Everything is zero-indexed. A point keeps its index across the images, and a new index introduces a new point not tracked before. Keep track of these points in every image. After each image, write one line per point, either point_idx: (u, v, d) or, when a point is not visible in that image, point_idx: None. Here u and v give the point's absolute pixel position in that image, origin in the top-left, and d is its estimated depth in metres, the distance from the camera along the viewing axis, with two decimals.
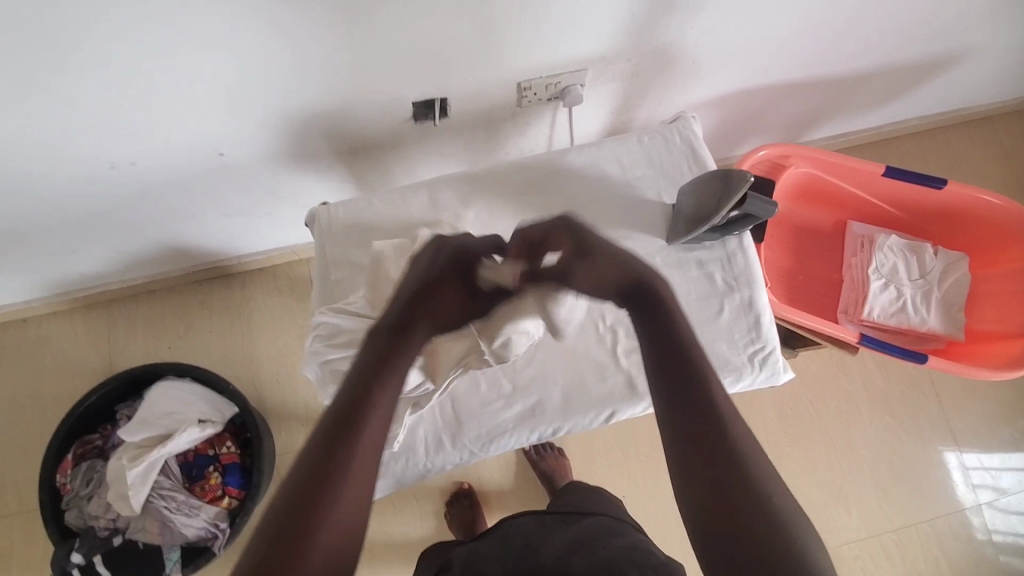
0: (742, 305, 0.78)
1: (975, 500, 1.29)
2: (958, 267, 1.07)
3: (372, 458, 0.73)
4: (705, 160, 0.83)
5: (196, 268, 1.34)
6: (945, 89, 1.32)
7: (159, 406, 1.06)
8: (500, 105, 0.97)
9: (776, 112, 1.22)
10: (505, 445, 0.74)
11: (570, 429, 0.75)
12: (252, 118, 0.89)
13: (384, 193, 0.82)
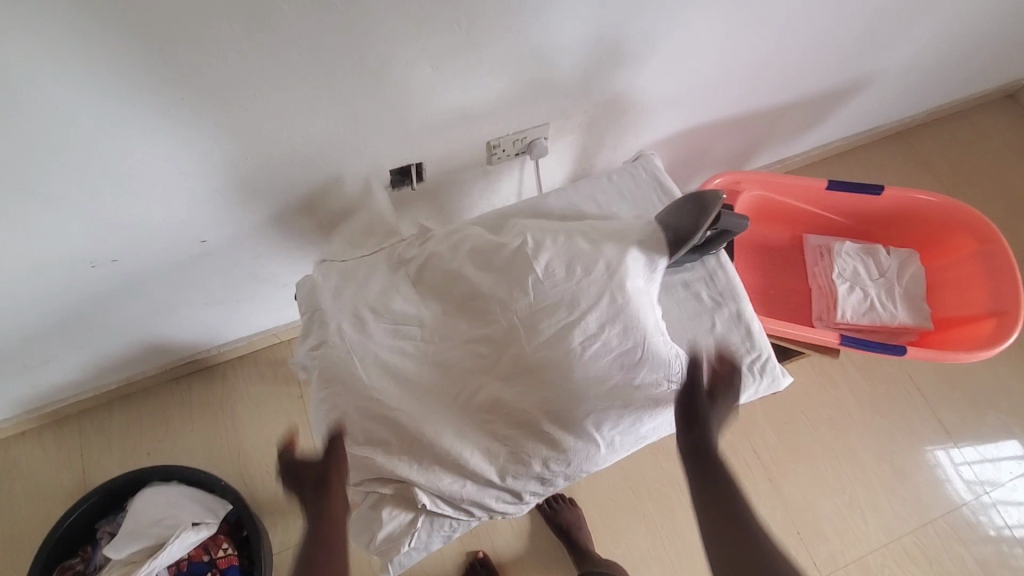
0: (732, 318, 0.81)
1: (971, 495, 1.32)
2: (912, 262, 1.15)
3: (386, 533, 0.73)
4: (671, 188, 0.89)
5: (173, 365, 1.29)
6: (859, 111, 1.48)
7: (148, 515, 0.99)
8: (471, 164, 1.02)
9: (720, 146, 1.33)
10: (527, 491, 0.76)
11: (584, 468, 0.77)
12: (234, 200, 0.91)
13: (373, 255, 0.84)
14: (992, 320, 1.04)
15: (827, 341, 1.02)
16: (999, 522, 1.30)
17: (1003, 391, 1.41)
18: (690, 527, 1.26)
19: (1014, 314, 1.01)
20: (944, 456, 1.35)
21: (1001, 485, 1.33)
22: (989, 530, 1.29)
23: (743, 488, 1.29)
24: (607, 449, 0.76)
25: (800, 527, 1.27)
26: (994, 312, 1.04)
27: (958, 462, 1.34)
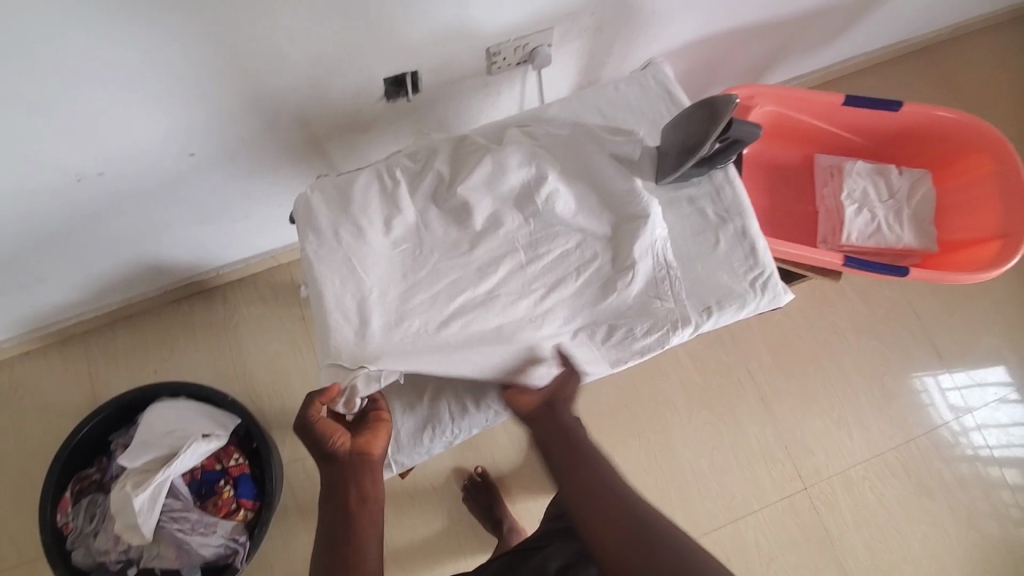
0: (737, 235, 0.79)
1: (959, 426, 1.35)
2: (925, 182, 1.12)
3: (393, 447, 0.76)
4: (680, 99, 0.85)
5: (171, 286, 1.29)
6: (884, 22, 1.39)
7: (159, 428, 1.03)
8: (470, 74, 0.97)
9: (733, 59, 1.25)
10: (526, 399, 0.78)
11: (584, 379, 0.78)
12: (221, 111, 0.86)
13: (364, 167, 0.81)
14: (998, 243, 1.03)
15: (831, 262, 1.00)
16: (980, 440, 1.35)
17: (997, 317, 1.42)
18: (682, 442, 1.30)
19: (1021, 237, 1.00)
20: (933, 378, 1.38)
21: (985, 406, 1.37)
22: (972, 452, 1.34)
23: (734, 406, 1.33)
24: (603, 360, 0.78)
25: (789, 443, 1.32)
26: (1001, 235, 1.03)
27: (946, 390, 1.37)
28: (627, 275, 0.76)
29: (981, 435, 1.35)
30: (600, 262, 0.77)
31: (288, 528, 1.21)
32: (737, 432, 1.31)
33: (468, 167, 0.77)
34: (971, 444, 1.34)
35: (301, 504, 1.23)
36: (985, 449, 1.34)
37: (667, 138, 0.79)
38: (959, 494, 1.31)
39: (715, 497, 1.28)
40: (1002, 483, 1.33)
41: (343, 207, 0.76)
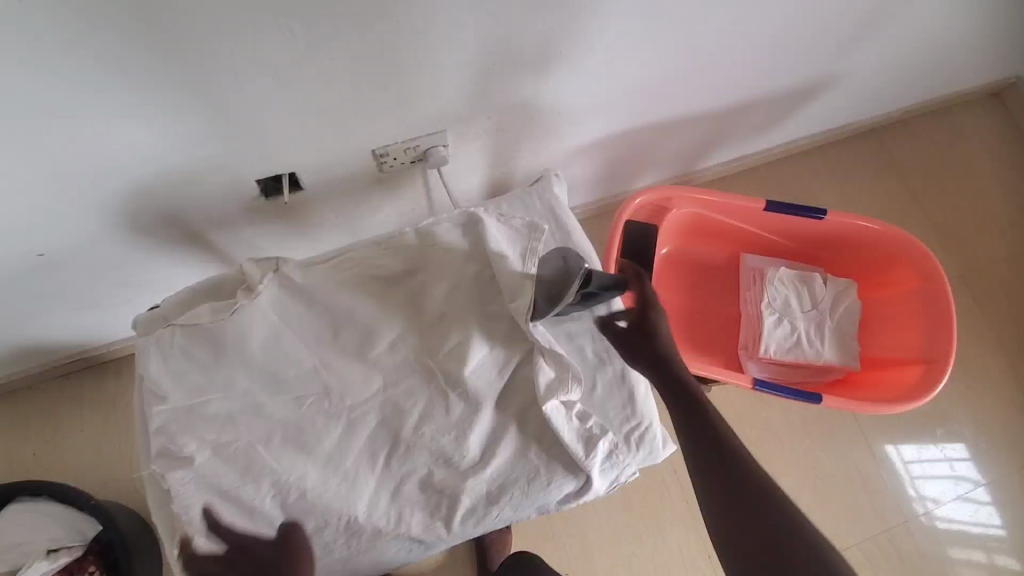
0: (615, 379, 0.73)
1: (918, 493, 1.32)
2: (849, 293, 1.07)
3: None
4: (569, 224, 0.80)
5: (58, 362, 1.21)
6: (824, 110, 1.35)
7: (5, 538, 0.94)
8: (358, 173, 0.90)
9: (659, 150, 1.20)
10: (371, 557, 0.70)
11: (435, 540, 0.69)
12: (67, 212, 0.80)
13: (202, 285, 0.72)
14: (920, 367, 0.97)
15: (740, 383, 0.93)
16: (920, 548, 1.28)
17: (935, 417, 1.37)
18: (599, 549, 1.22)
19: (942, 365, 0.94)
20: (869, 482, 1.32)
21: (942, 476, 1.33)
22: (930, 522, 1.30)
23: (658, 510, 1.25)
24: (458, 523, 0.69)
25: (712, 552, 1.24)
26: (923, 359, 0.97)
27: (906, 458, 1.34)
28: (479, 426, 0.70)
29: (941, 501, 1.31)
30: (458, 412, 0.70)
31: None
32: (659, 539, 1.23)
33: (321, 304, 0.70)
34: (929, 514, 1.30)
35: None
36: (945, 518, 1.30)
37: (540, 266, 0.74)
38: None
39: None
40: None
41: (173, 341, 0.67)
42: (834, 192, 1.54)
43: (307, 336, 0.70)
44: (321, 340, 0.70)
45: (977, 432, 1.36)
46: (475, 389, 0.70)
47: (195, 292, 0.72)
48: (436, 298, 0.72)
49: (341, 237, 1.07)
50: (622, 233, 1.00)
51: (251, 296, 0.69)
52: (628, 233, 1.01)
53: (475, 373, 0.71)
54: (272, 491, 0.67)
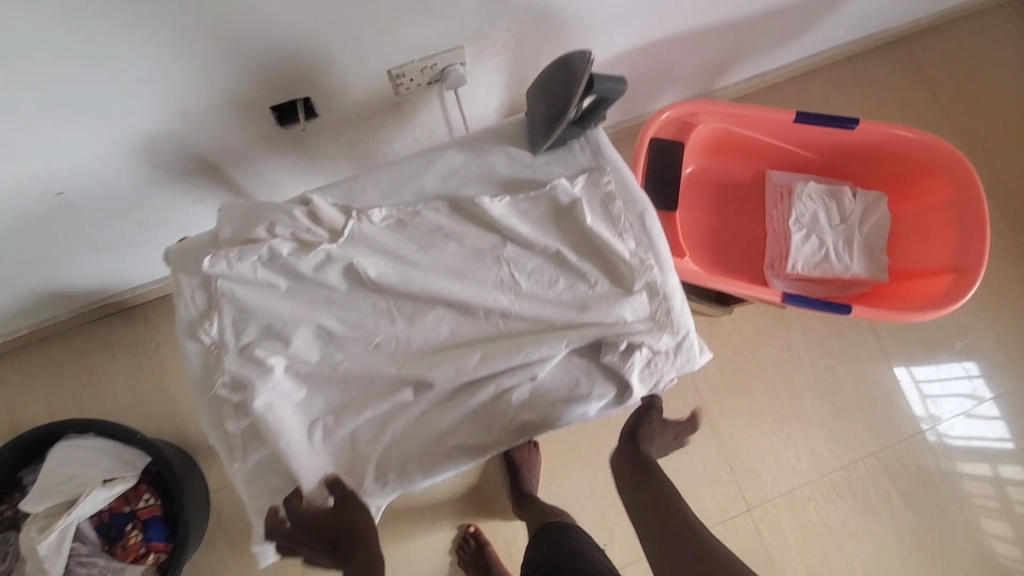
0: (649, 292, 0.72)
1: (924, 411, 1.34)
2: (879, 205, 1.05)
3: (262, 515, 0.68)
4: (598, 138, 0.76)
5: (85, 308, 1.22)
6: (855, 15, 1.27)
7: (61, 472, 0.98)
8: (375, 96, 0.87)
9: (682, 64, 1.15)
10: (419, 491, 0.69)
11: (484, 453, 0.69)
12: (84, 154, 0.77)
13: (232, 212, 0.72)
14: (950, 276, 0.96)
15: (768, 299, 0.94)
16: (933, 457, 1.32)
17: (931, 364, 1.36)
18: None
19: (974, 272, 0.93)
20: (888, 396, 1.34)
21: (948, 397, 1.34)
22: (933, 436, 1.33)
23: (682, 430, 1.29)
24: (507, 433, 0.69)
25: (737, 466, 1.29)
26: (953, 268, 0.96)
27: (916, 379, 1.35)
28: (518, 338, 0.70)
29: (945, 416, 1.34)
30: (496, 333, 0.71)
31: (219, 558, 1.20)
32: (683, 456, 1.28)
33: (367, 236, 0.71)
34: (932, 433, 1.33)
35: (230, 534, 1.21)
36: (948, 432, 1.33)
37: (531, 109, 0.71)
38: (907, 514, 1.30)
39: None
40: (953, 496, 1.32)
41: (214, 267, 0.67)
42: (859, 106, 1.48)
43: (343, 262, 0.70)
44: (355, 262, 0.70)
45: (996, 344, 1.37)
46: (508, 308, 0.71)
47: (254, 205, 0.72)
48: (470, 219, 0.73)
49: (357, 170, 1.05)
50: (647, 151, 0.97)
51: (330, 235, 0.70)
52: (652, 151, 0.98)
53: (510, 291, 0.72)
54: (322, 414, 0.69)
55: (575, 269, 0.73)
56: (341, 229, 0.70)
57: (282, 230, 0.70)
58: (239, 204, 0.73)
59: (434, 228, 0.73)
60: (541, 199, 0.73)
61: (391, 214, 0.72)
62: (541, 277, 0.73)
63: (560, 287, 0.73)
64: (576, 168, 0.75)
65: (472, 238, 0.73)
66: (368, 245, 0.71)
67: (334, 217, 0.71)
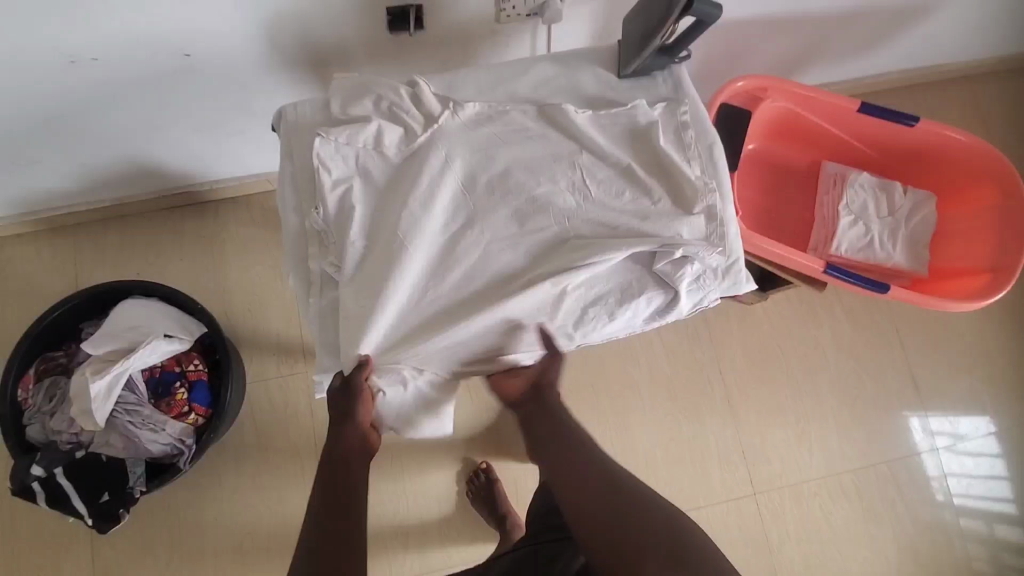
0: (707, 216, 0.76)
1: (938, 471, 1.34)
2: (927, 204, 1.09)
3: (325, 351, 0.74)
4: (682, 73, 0.82)
5: (164, 193, 1.31)
6: (925, 38, 1.33)
7: (127, 321, 1.05)
8: (477, 18, 0.95)
9: (756, 52, 1.21)
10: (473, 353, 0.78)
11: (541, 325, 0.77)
12: (218, 18, 0.86)
13: (345, 83, 0.80)
14: (986, 276, 1.00)
15: (811, 267, 0.99)
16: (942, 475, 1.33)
17: (943, 414, 1.36)
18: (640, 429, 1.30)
19: (1009, 273, 0.98)
20: (907, 410, 1.36)
21: (960, 457, 1.35)
22: (946, 495, 1.33)
23: (699, 404, 1.32)
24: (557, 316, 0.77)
25: (747, 449, 1.31)
26: (990, 269, 1.01)
27: (929, 433, 1.35)
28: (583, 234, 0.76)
29: (957, 474, 1.34)
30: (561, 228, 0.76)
31: (241, 445, 1.26)
32: (696, 429, 1.30)
33: (460, 127, 0.76)
34: (943, 494, 1.33)
35: (256, 426, 1.27)
36: (959, 492, 1.33)
37: (628, 28, 0.79)
38: (908, 526, 1.31)
39: (664, 486, 1.27)
40: (958, 520, 1.32)
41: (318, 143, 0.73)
42: None
43: (435, 143, 0.75)
44: (446, 140, 0.75)
45: (1021, 380, 1.39)
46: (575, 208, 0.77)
47: (363, 81, 0.79)
48: (556, 124, 0.78)
49: None
50: (716, 114, 1.04)
51: (428, 126, 0.76)
52: (721, 116, 1.05)
53: (581, 195, 0.77)
54: (388, 271, 0.71)
55: (642, 183, 0.77)
56: (436, 125, 0.76)
57: (388, 104, 0.77)
58: (348, 83, 0.80)
59: (521, 126, 0.78)
60: (621, 117, 0.79)
61: (483, 110, 0.77)
62: (613, 185, 0.77)
63: (626, 199, 0.77)
64: (658, 96, 0.81)
65: (553, 141, 0.78)
66: (461, 130, 0.76)
67: (432, 108, 0.77)
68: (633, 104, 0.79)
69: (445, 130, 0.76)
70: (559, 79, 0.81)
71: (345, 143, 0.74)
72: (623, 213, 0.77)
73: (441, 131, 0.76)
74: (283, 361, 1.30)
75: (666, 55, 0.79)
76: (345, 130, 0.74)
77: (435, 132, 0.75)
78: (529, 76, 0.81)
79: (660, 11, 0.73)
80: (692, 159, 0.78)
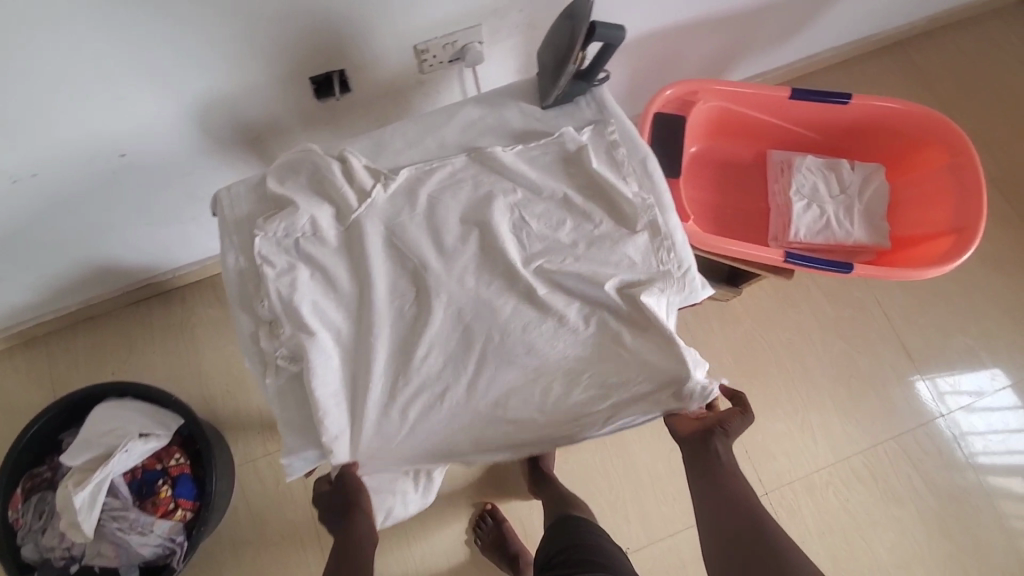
0: (651, 231, 0.76)
1: (955, 431, 1.31)
2: (877, 176, 1.10)
3: None
4: (604, 94, 0.83)
5: (129, 288, 1.31)
6: (846, 15, 1.36)
7: (101, 426, 1.04)
8: (401, 72, 0.97)
9: (685, 57, 1.23)
10: (431, 426, 0.70)
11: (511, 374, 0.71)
12: (145, 114, 0.87)
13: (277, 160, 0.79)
14: (951, 238, 0.99)
15: (771, 258, 0.98)
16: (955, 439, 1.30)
17: (948, 372, 1.34)
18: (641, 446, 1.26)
19: (972, 232, 0.96)
20: (906, 380, 1.34)
21: (977, 412, 1.32)
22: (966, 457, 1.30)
23: None
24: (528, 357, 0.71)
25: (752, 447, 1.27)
26: (953, 230, 0.99)
27: (939, 394, 1.33)
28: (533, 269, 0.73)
29: (974, 429, 1.31)
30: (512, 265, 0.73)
31: (239, 532, 1.22)
32: None
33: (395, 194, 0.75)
34: (965, 454, 1.30)
35: (252, 508, 1.24)
36: (979, 448, 1.31)
37: (542, 60, 0.80)
38: (929, 498, 1.27)
39: (675, 500, 1.23)
40: (979, 484, 1.29)
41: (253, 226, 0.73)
42: None
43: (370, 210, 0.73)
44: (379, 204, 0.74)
45: (1013, 330, 1.37)
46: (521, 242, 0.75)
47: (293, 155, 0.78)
48: (489, 166, 0.78)
49: None
50: (652, 123, 1.05)
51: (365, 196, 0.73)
52: (658, 124, 1.06)
53: (525, 230, 0.76)
54: (332, 339, 0.69)
55: (580, 209, 0.77)
56: (373, 197, 0.74)
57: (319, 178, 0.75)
58: (281, 165, 0.78)
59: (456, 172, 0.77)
60: (550, 147, 0.79)
61: (415, 170, 0.77)
62: (553, 216, 0.77)
63: (567, 228, 0.76)
64: (584, 120, 0.82)
65: (490, 182, 0.77)
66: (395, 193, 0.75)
67: (365, 181, 0.74)
68: (559, 133, 0.79)
69: (379, 198, 0.74)
70: (484, 119, 0.82)
71: (283, 231, 0.71)
72: (567, 240, 0.76)
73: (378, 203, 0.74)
74: (271, 437, 1.28)
75: (582, 81, 0.79)
76: (280, 219, 0.71)
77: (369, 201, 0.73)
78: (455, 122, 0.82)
79: (569, 39, 0.74)
80: (627, 177, 0.78)
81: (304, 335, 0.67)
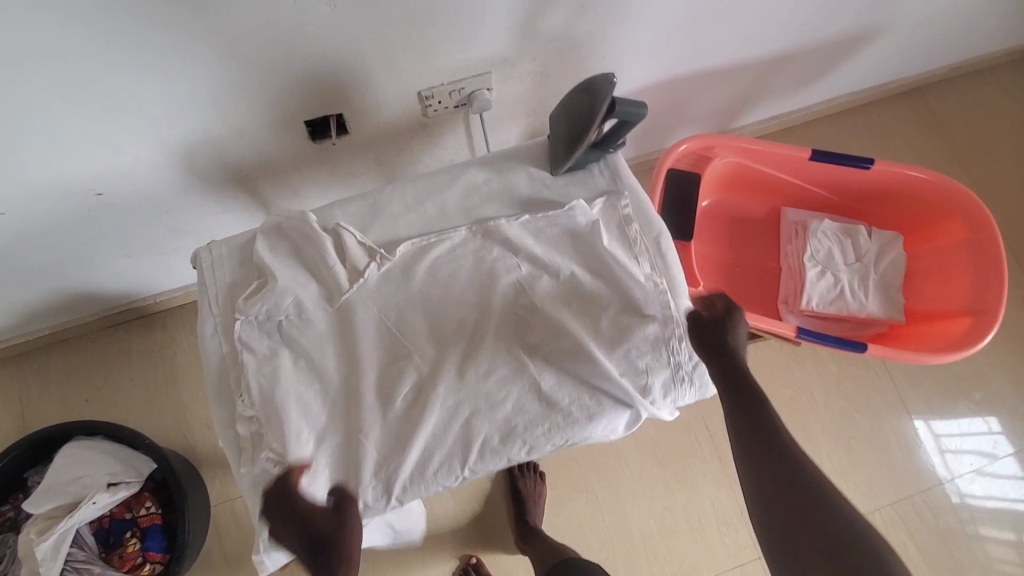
0: (663, 318, 0.71)
1: (946, 470, 1.29)
2: (894, 246, 1.05)
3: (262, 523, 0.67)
4: (618, 162, 0.78)
5: (107, 312, 1.24)
6: (869, 64, 1.31)
7: (68, 472, 0.98)
8: (403, 116, 0.91)
9: (701, 102, 1.18)
10: None
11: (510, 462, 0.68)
12: (125, 153, 0.81)
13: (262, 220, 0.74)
14: (967, 319, 0.95)
15: (782, 333, 0.93)
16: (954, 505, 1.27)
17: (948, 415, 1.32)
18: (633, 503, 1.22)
19: (990, 316, 0.92)
20: (907, 443, 1.31)
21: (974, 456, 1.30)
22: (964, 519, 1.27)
23: (690, 467, 1.24)
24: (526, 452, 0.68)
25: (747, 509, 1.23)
26: (970, 311, 0.96)
27: (936, 434, 1.31)
28: (535, 357, 0.70)
29: (967, 474, 1.29)
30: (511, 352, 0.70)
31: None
32: (691, 496, 1.23)
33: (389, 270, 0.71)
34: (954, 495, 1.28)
35: (226, 550, 1.19)
36: (970, 491, 1.28)
37: (554, 128, 0.75)
38: (924, 568, 1.24)
39: (665, 561, 1.19)
40: (976, 555, 1.26)
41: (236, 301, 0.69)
42: (875, 152, 1.51)
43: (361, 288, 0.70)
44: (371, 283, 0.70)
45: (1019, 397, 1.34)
46: (520, 327, 0.71)
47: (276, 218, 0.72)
48: (491, 240, 0.73)
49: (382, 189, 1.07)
50: (664, 180, 0.99)
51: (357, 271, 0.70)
52: (669, 181, 1.01)
53: (526, 313, 0.71)
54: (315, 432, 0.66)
55: (587, 289, 0.72)
56: (365, 273, 0.70)
57: (309, 247, 0.70)
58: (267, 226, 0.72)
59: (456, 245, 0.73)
60: (557, 222, 0.74)
61: (414, 244, 0.73)
62: (559, 296, 0.72)
63: (573, 309, 0.72)
64: (595, 191, 0.77)
65: (494, 256, 0.72)
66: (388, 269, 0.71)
67: (358, 255, 0.71)
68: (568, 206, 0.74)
69: (372, 277, 0.70)
70: (490, 184, 0.77)
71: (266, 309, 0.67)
72: (572, 323, 0.70)
73: (370, 282, 0.70)
74: None
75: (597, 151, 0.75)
76: (265, 292, 0.68)
77: (363, 279, 0.70)
78: (458, 185, 0.76)
79: (586, 110, 0.69)
80: (640, 258, 0.73)
81: (289, 434, 0.64)
